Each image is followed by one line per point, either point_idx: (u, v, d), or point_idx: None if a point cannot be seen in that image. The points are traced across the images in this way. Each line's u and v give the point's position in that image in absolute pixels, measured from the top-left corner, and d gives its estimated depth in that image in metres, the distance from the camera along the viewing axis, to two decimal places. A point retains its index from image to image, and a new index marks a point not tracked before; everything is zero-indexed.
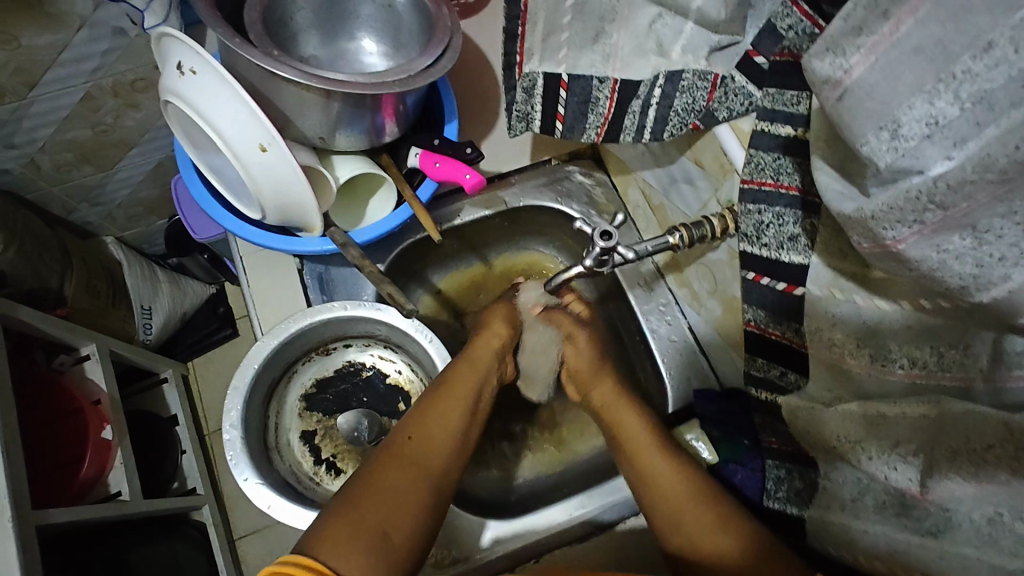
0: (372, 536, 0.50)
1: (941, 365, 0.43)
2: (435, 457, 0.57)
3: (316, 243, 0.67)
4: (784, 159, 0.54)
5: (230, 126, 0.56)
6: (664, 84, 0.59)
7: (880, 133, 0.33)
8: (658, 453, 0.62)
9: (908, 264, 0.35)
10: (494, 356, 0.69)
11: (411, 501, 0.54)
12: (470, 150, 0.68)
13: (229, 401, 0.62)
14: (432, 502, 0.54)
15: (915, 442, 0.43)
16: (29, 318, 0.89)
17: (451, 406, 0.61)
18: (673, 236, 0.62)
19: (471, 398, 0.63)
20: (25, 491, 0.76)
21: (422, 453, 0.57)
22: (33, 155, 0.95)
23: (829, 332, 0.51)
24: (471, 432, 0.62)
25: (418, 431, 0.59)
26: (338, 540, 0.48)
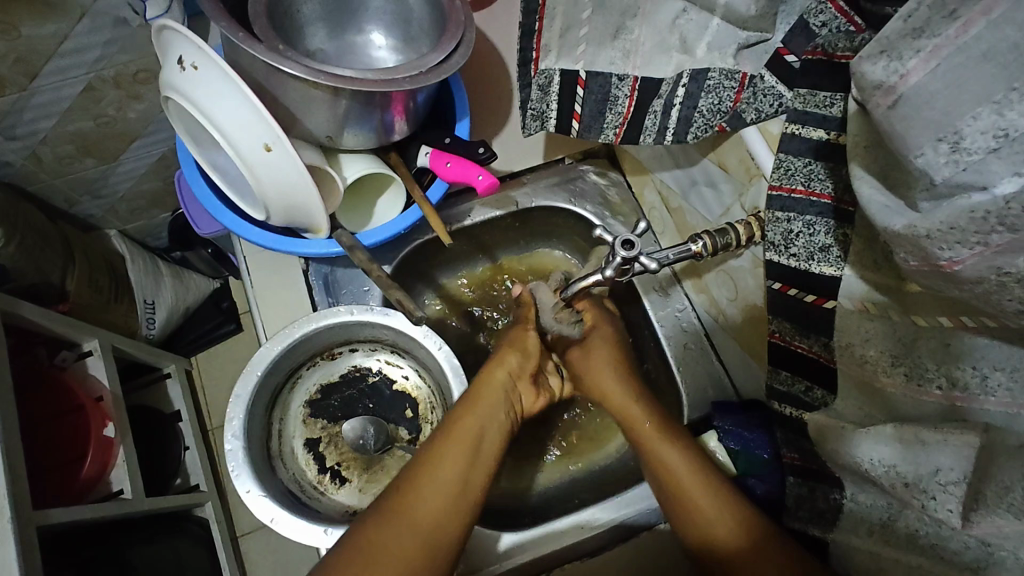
0: None
1: (986, 389, 0.40)
2: (427, 516, 0.54)
3: (321, 245, 0.64)
4: (816, 165, 0.51)
5: (233, 124, 0.53)
6: (688, 84, 0.56)
7: (939, 145, 0.30)
8: (671, 441, 0.62)
9: (964, 285, 0.32)
10: (502, 390, 0.64)
11: (398, 568, 0.51)
12: (481, 150, 0.65)
13: (231, 410, 0.59)
14: (421, 560, 0.52)
15: (958, 471, 0.40)
16: (31, 314, 0.87)
17: (448, 457, 0.57)
18: (696, 244, 0.59)
19: (472, 442, 0.59)
20: (25, 492, 0.75)
21: (413, 513, 0.54)
22: (34, 147, 0.92)
23: (861, 348, 0.48)
24: (478, 479, 0.58)
25: (410, 488, 0.56)
26: None
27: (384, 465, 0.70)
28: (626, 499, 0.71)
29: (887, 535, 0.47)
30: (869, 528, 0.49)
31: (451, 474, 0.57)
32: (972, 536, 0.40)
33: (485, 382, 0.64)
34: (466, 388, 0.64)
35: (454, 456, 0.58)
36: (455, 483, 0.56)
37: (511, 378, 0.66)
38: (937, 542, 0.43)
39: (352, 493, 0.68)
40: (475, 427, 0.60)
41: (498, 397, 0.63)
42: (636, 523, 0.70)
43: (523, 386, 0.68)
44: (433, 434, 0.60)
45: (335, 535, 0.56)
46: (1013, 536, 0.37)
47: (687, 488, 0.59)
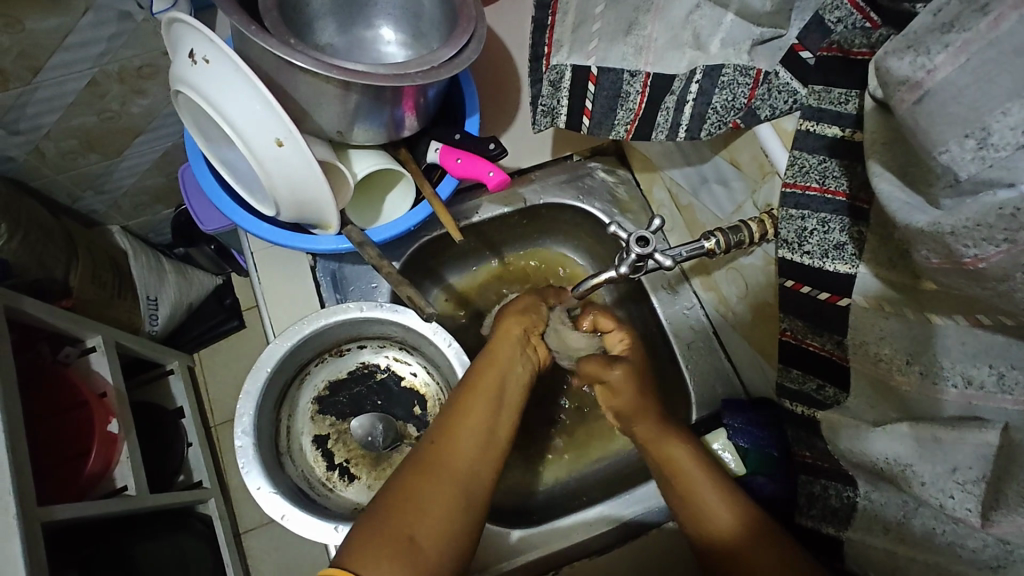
0: (401, 541, 0.49)
1: (1003, 388, 0.40)
2: (464, 457, 0.56)
3: (331, 242, 0.64)
4: (830, 162, 0.51)
5: (244, 118, 0.53)
6: (702, 80, 0.55)
7: (965, 141, 0.30)
8: (673, 437, 0.62)
9: (988, 282, 0.32)
10: (516, 347, 0.68)
11: (442, 512, 0.52)
12: (492, 146, 0.65)
13: (241, 406, 0.59)
14: (461, 506, 0.53)
15: (977, 469, 0.40)
16: (35, 310, 0.86)
17: (477, 404, 0.59)
18: (709, 241, 0.59)
19: (496, 391, 0.61)
20: (30, 488, 0.74)
21: (451, 454, 0.56)
22: (38, 142, 0.92)
23: (875, 346, 0.48)
24: (503, 425, 0.60)
25: (444, 435, 0.57)
26: (366, 547, 0.49)
27: (393, 462, 0.70)
28: (635, 496, 0.71)
29: (902, 534, 0.47)
30: (883, 526, 0.49)
31: (482, 418, 0.59)
32: (990, 535, 0.40)
33: (500, 341, 0.67)
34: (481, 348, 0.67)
35: (482, 401, 0.60)
36: (483, 434, 0.58)
37: (525, 332, 0.70)
38: (955, 541, 0.43)
39: (362, 490, 0.68)
40: (496, 380, 0.62)
41: (512, 356, 0.66)
42: (646, 522, 0.70)
43: (533, 341, 0.72)
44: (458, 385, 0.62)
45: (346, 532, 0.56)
46: None
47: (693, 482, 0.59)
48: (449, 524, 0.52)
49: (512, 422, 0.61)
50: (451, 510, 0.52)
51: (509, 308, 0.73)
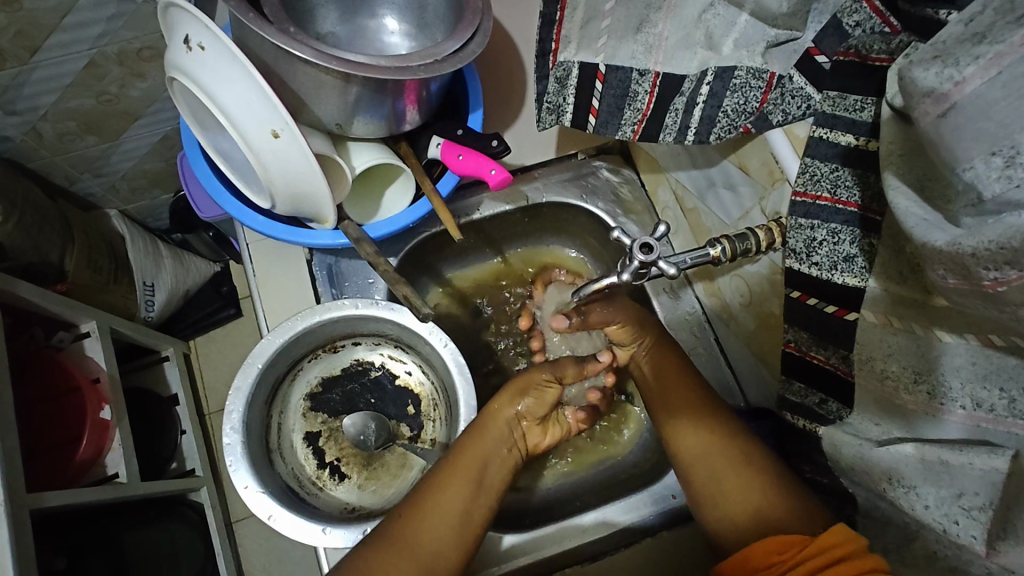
0: None
1: (1015, 412, 0.39)
2: (430, 543, 0.53)
3: (327, 236, 0.62)
4: (843, 171, 0.49)
5: (240, 109, 0.51)
6: (713, 82, 0.54)
7: (992, 158, 0.29)
8: (687, 417, 0.62)
9: (1007, 306, 0.31)
10: (506, 426, 0.62)
11: None
12: (496, 143, 0.63)
13: (229, 403, 0.58)
14: None
15: (984, 496, 0.38)
16: (28, 295, 0.85)
17: (455, 486, 0.56)
18: (715, 248, 0.57)
19: (479, 473, 0.58)
20: (18, 474, 0.73)
21: (418, 538, 0.53)
22: (35, 123, 0.90)
23: (883, 363, 0.47)
24: (480, 509, 0.56)
25: (414, 511, 0.55)
26: None
27: (385, 462, 0.69)
28: (629, 504, 0.70)
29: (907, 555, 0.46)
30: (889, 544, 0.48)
31: (457, 500, 0.56)
32: (998, 565, 0.39)
33: (490, 419, 0.62)
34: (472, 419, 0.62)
35: (460, 484, 0.56)
36: (457, 514, 0.55)
37: (518, 417, 0.64)
38: (960, 566, 0.41)
39: (352, 489, 0.67)
40: (479, 460, 0.59)
41: (502, 432, 0.62)
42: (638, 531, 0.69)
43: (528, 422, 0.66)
44: (437, 465, 0.59)
45: (333, 534, 0.55)
46: None
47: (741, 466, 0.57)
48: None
49: (490, 506, 0.57)
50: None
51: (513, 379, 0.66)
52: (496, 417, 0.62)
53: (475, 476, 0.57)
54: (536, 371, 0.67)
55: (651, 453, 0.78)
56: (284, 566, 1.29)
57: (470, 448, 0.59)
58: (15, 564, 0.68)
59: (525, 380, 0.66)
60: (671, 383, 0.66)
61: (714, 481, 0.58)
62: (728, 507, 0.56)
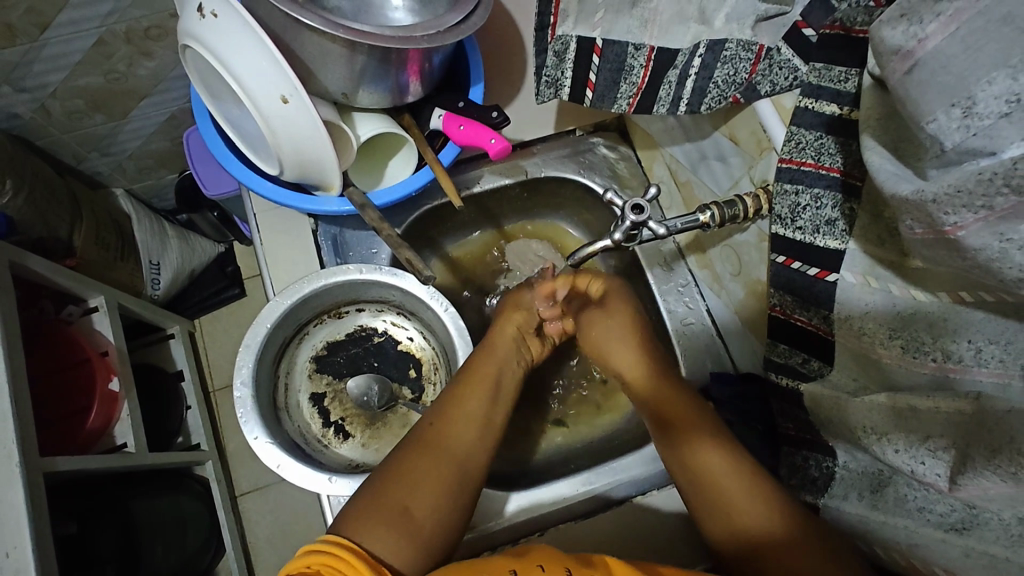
0: (395, 513, 0.52)
1: (979, 360, 0.41)
2: (460, 445, 0.59)
3: (332, 204, 0.65)
4: (826, 139, 0.52)
5: (251, 75, 0.53)
6: (705, 54, 0.56)
7: (952, 110, 0.31)
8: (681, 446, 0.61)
9: (967, 253, 0.33)
10: (514, 342, 0.70)
11: (437, 488, 0.55)
12: (496, 113, 0.65)
13: (240, 358, 0.60)
14: (458, 488, 0.56)
15: (946, 438, 0.42)
16: (40, 268, 0.87)
17: (473, 396, 0.62)
18: (704, 214, 0.60)
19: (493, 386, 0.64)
20: (33, 439, 0.76)
21: (447, 439, 0.59)
22: (44, 100, 0.93)
23: (860, 321, 0.49)
24: (497, 416, 0.63)
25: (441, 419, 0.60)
26: (364, 519, 0.51)
27: (388, 423, 0.72)
28: (620, 465, 0.72)
29: (877, 500, 0.49)
30: (860, 492, 0.52)
31: (475, 410, 0.62)
32: (958, 500, 0.41)
33: (498, 337, 0.69)
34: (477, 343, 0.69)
35: (478, 392, 0.63)
36: (479, 420, 0.61)
37: (520, 332, 0.71)
38: (925, 507, 0.44)
39: (355, 447, 0.70)
40: (492, 374, 0.65)
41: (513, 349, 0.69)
42: (630, 488, 0.72)
43: (528, 339, 0.73)
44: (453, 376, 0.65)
45: (339, 483, 0.58)
46: (998, 500, 0.38)
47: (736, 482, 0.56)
48: (433, 494, 0.55)
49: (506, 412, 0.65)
50: (438, 491, 0.55)
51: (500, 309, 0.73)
52: (497, 342, 0.68)
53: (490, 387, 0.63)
54: (514, 312, 0.71)
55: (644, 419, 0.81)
56: (287, 538, 1.32)
57: (480, 364, 0.65)
58: (29, 523, 0.71)
59: (513, 301, 0.74)
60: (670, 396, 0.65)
61: (707, 491, 0.58)
62: (717, 515, 0.57)
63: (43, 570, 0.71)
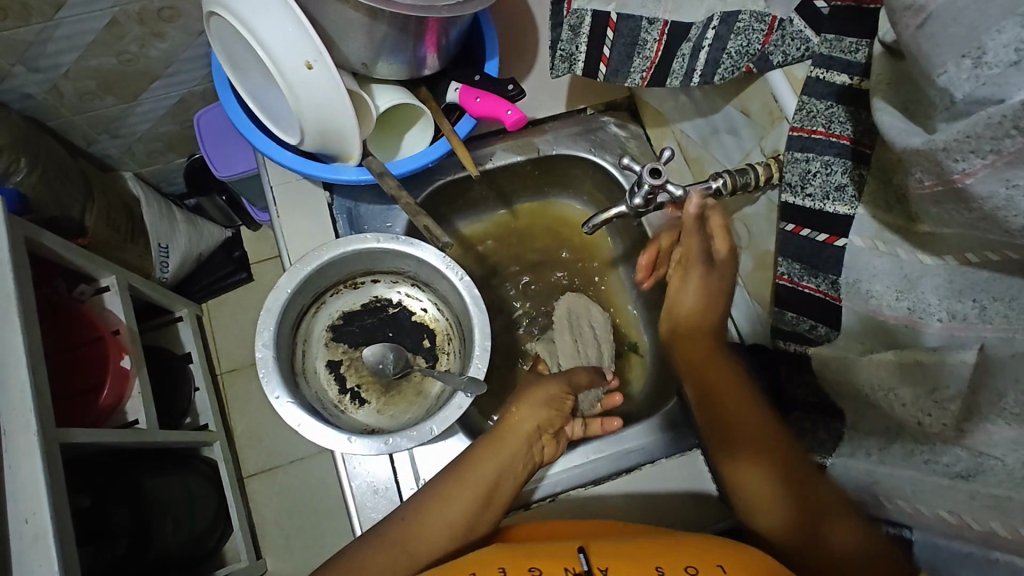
0: None
1: (984, 318, 0.43)
2: (426, 547, 0.57)
3: (351, 173, 0.66)
4: (837, 108, 0.53)
5: (277, 41, 0.55)
6: (718, 27, 0.57)
7: (962, 61, 0.33)
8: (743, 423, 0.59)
9: (976, 202, 0.35)
10: (524, 444, 0.62)
11: None
12: (511, 87, 0.67)
13: (262, 322, 0.62)
14: None
15: (954, 387, 0.42)
16: (53, 244, 0.88)
17: (461, 497, 0.58)
18: (717, 182, 0.61)
19: (488, 488, 0.59)
20: (49, 410, 0.77)
21: (417, 541, 0.57)
22: (57, 80, 0.94)
23: (868, 284, 0.51)
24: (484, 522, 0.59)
25: (418, 514, 0.58)
26: None
27: (402, 390, 0.73)
28: (628, 435, 0.75)
29: (884, 455, 0.50)
30: (868, 450, 0.52)
31: (459, 512, 0.58)
32: (964, 448, 0.43)
33: (507, 434, 0.62)
34: (490, 431, 0.63)
35: (468, 495, 0.58)
36: (461, 525, 0.58)
37: (537, 432, 0.63)
38: (929, 459, 0.46)
39: (371, 413, 0.72)
40: (492, 473, 0.60)
41: (519, 451, 0.61)
42: (639, 457, 0.74)
43: (547, 438, 0.64)
44: (448, 468, 0.61)
45: (357, 443, 0.59)
46: (1002, 444, 0.40)
47: (729, 430, 0.60)
48: None
49: (495, 518, 0.60)
50: None
51: (527, 392, 0.65)
52: (507, 439, 0.61)
53: (484, 490, 0.59)
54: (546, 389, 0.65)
55: (651, 394, 0.83)
56: (295, 518, 1.34)
57: (481, 462, 0.60)
58: (47, 490, 0.72)
59: (539, 393, 0.65)
60: (697, 347, 0.64)
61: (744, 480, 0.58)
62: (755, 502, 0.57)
63: (61, 536, 0.72)
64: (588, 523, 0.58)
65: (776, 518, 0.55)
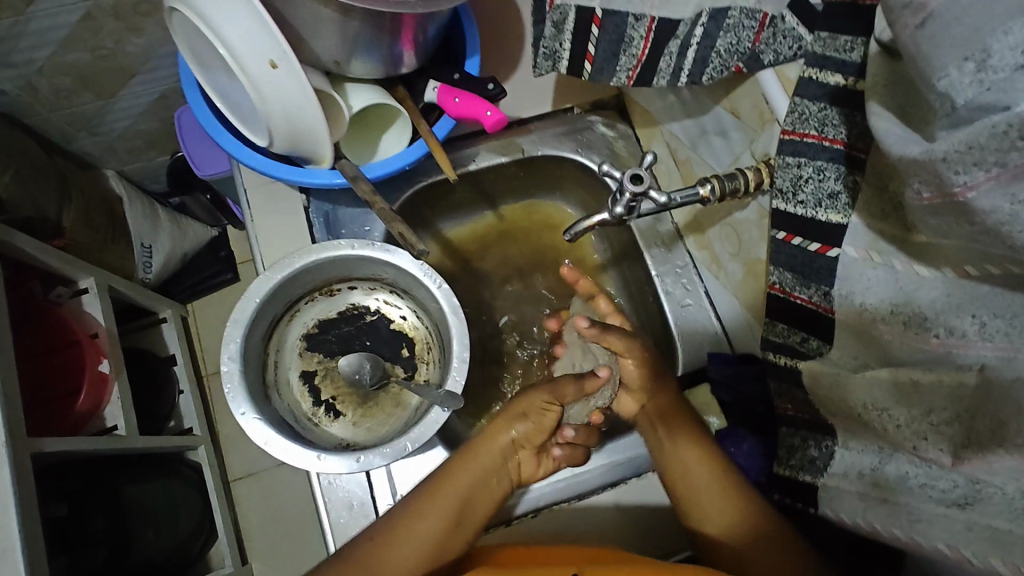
0: None
1: (984, 335, 0.39)
2: (397, 568, 0.54)
3: (324, 175, 0.63)
4: (830, 110, 0.50)
5: (238, 38, 0.52)
6: (707, 23, 0.54)
7: (964, 64, 0.30)
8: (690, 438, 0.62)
9: (977, 218, 0.32)
10: (499, 458, 0.61)
11: None
12: (492, 86, 0.64)
13: (228, 333, 0.59)
14: None
15: (951, 410, 0.40)
16: (26, 247, 0.85)
17: (431, 514, 0.56)
18: (704, 188, 0.59)
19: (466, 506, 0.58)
20: (20, 419, 0.74)
21: (385, 562, 0.54)
22: (31, 77, 0.91)
23: (861, 297, 0.48)
24: (455, 541, 0.57)
25: (387, 535, 0.56)
26: None
27: (379, 402, 0.70)
28: (616, 447, 0.72)
29: (878, 478, 0.47)
30: (860, 471, 0.50)
31: (428, 531, 0.56)
32: (960, 474, 0.40)
33: (484, 447, 0.61)
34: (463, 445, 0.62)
35: (443, 508, 0.57)
36: (431, 545, 0.55)
37: (514, 445, 0.62)
38: (926, 483, 0.43)
39: (346, 426, 0.69)
40: (465, 488, 0.58)
41: (494, 464, 0.60)
42: (627, 470, 0.72)
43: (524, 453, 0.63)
44: (422, 484, 0.60)
45: (328, 461, 0.57)
46: (1002, 473, 0.37)
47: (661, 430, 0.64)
48: None
49: (468, 536, 0.58)
50: None
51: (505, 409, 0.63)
52: (482, 452, 0.60)
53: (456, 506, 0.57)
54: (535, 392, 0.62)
55: None
56: (281, 524, 1.32)
57: (453, 477, 0.58)
58: (17, 504, 0.69)
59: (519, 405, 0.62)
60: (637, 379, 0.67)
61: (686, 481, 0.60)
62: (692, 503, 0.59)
63: (30, 550, 0.69)
64: (581, 551, 0.55)
65: (719, 518, 0.58)
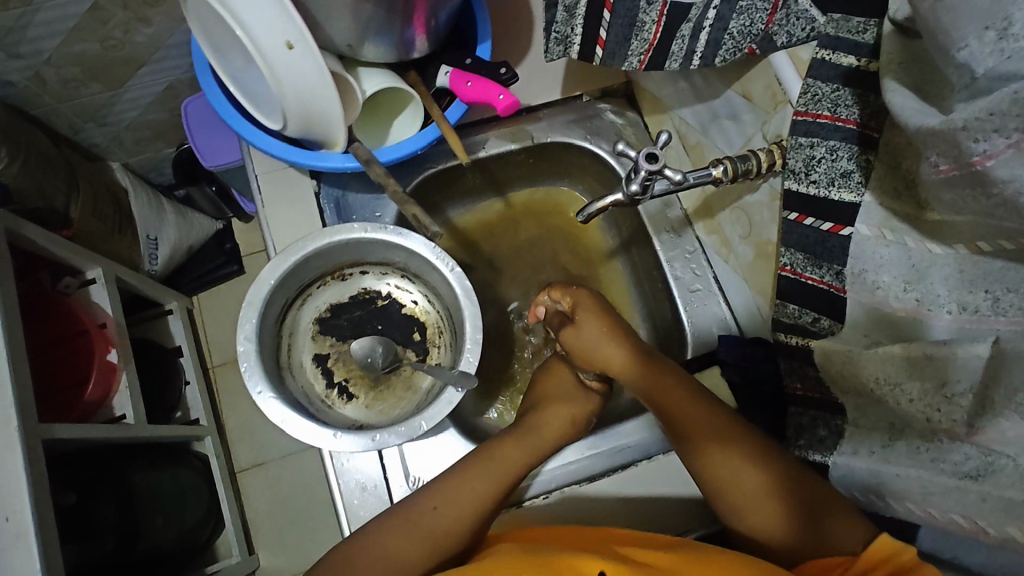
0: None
1: (997, 310, 0.40)
2: (449, 526, 0.56)
3: (337, 159, 0.63)
4: (843, 91, 0.51)
5: (254, 19, 0.52)
6: (720, 6, 0.54)
7: (985, 33, 0.31)
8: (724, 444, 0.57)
9: (995, 187, 0.33)
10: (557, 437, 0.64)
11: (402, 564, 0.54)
12: (504, 70, 0.64)
13: (243, 314, 0.59)
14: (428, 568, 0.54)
15: (965, 382, 0.40)
16: (36, 237, 0.85)
17: (486, 480, 0.58)
18: (717, 168, 0.59)
19: (505, 484, 0.59)
20: (32, 406, 0.74)
21: (437, 522, 0.56)
22: (39, 67, 0.91)
23: (874, 276, 0.49)
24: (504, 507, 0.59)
25: (444, 498, 0.57)
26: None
27: (391, 384, 0.71)
28: (624, 430, 0.73)
29: (888, 454, 0.48)
30: (869, 448, 0.50)
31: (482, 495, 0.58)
32: (974, 445, 0.41)
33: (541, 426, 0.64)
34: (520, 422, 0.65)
35: (482, 483, 0.58)
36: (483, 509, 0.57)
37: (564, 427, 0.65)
38: (937, 456, 0.44)
39: (359, 408, 0.69)
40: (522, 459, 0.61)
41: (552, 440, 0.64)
42: (636, 453, 0.73)
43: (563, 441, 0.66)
44: (473, 452, 0.62)
45: (343, 439, 0.57)
46: (1017, 441, 0.37)
47: (688, 429, 0.60)
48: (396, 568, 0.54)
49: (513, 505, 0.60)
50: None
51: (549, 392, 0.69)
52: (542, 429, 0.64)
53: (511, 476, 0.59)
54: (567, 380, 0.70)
55: None
56: (287, 514, 1.32)
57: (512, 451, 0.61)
58: (30, 490, 0.68)
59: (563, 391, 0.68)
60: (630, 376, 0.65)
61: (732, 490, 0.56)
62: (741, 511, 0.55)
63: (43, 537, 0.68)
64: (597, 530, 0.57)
65: (775, 522, 0.54)
